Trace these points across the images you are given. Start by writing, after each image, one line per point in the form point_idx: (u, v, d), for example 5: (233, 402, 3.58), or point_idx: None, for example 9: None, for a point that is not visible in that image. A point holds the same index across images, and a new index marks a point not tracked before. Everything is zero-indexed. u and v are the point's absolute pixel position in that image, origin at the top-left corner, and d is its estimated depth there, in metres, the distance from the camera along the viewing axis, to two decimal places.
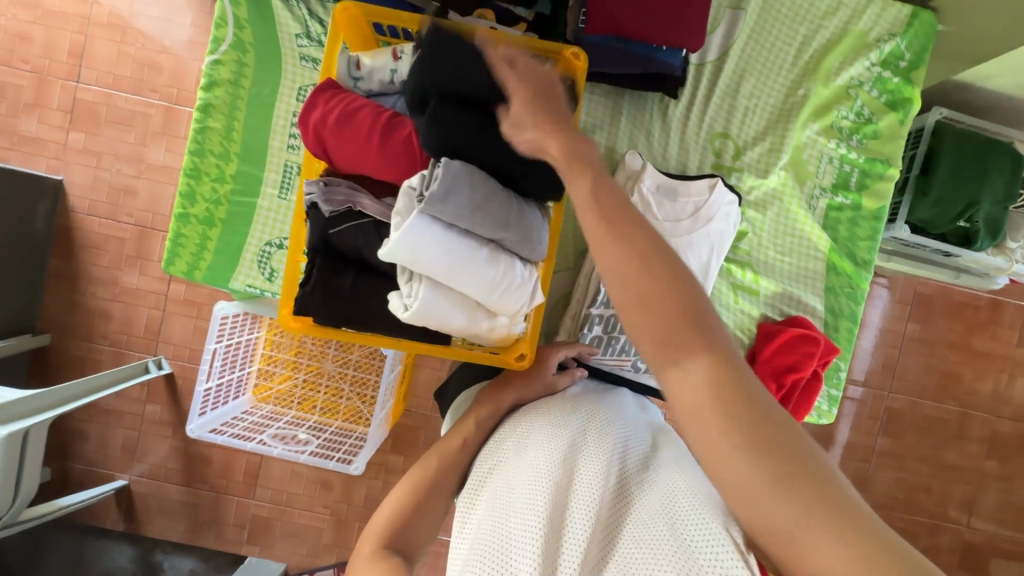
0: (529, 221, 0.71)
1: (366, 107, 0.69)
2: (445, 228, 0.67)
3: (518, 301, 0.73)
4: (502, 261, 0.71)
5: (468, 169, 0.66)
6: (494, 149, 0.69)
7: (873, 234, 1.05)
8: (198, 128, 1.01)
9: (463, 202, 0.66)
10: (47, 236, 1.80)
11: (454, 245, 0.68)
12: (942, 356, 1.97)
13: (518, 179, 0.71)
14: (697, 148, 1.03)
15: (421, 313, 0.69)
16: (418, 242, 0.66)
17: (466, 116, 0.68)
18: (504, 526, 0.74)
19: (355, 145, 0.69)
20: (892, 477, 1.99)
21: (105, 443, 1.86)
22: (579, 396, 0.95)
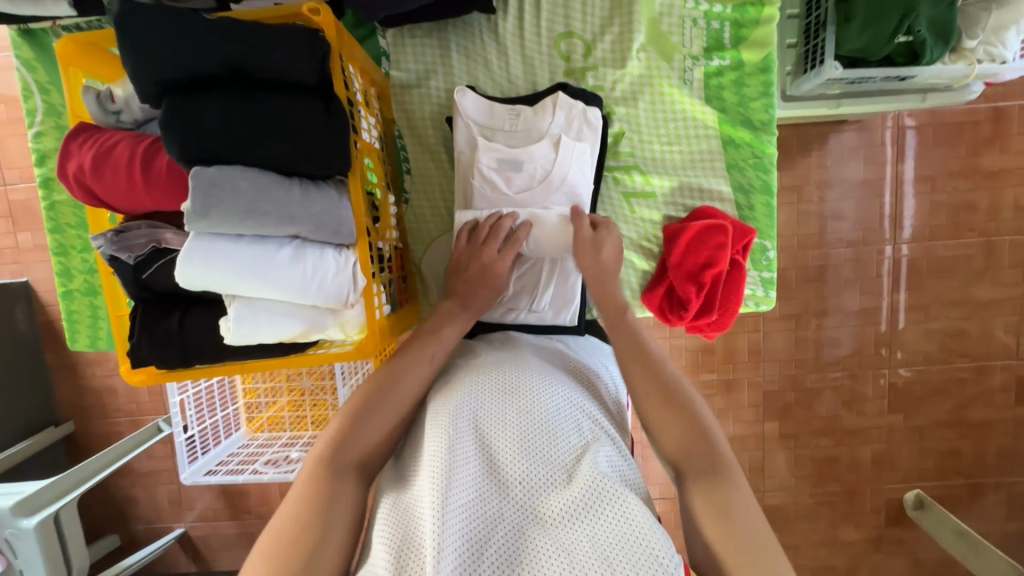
0: (323, 203, 0.69)
1: (122, 141, 0.65)
2: (232, 240, 0.65)
3: (344, 289, 0.71)
4: (309, 254, 0.69)
5: (227, 172, 0.62)
6: (251, 145, 0.64)
7: (766, 91, 0.93)
8: (47, 205, 1.01)
9: (233, 207, 0.63)
10: (36, 334, 1.91)
11: (247, 254, 0.66)
12: (948, 188, 1.76)
13: (297, 166, 0.67)
14: (542, 58, 0.94)
15: (243, 331, 0.68)
16: (205, 262, 0.64)
17: (202, 117, 0.61)
18: (415, 506, 0.71)
19: (119, 184, 0.65)
20: (921, 330, 1.84)
21: (154, 501, 2.01)
22: (515, 359, 0.91)
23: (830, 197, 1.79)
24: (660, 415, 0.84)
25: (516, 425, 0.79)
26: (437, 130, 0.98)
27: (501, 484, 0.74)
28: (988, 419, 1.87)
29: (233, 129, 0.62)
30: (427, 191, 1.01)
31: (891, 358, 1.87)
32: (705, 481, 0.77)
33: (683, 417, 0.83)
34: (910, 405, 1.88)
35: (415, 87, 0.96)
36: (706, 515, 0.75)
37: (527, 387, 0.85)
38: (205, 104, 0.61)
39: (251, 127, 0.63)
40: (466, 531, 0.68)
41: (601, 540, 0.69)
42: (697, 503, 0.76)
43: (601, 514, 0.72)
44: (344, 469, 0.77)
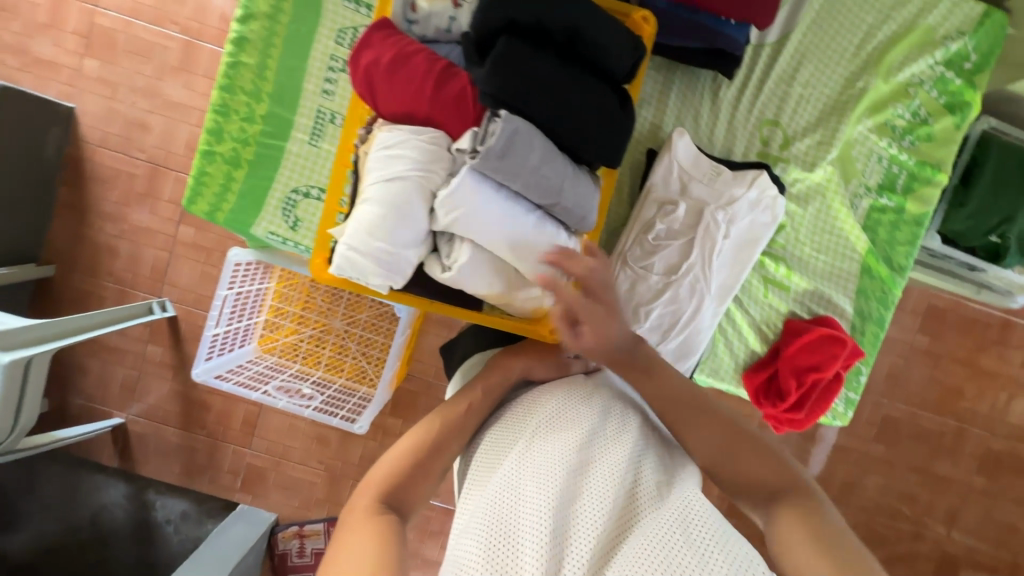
0: (582, 187, 0.74)
1: (421, 53, 0.73)
2: (494, 188, 0.72)
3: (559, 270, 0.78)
4: (548, 228, 0.75)
5: (527, 129, 0.70)
6: (552, 112, 0.71)
7: (912, 240, 1.02)
8: (230, 62, 0.98)
9: (519, 162, 0.69)
10: (57, 165, 1.75)
11: (504, 207, 0.71)
12: (947, 370, 1.97)
13: (573, 147, 0.73)
14: (744, 135, 1.01)
15: (460, 274, 0.74)
16: (468, 202, 0.70)
17: (529, 67, 0.69)
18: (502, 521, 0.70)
19: (409, 90, 0.73)
20: (882, 483, 2.01)
21: (104, 380, 1.85)
22: (599, 391, 0.90)
23: None
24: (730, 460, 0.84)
25: (605, 443, 0.78)
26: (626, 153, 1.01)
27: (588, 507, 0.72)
28: None
29: (545, 95, 0.70)
30: None
31: (848, 497, 2.02)
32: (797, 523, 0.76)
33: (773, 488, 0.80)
34: None
35: None
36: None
37: (611, 399, 0.87)
38: (533, 65, 0.69)
39: (557, 97, 0.70)
40: (556, 522, 0.67)
41: (698, 547, 0.66)
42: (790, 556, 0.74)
43: (691, 524, 0.69)
44: (403, 482, 0.82)
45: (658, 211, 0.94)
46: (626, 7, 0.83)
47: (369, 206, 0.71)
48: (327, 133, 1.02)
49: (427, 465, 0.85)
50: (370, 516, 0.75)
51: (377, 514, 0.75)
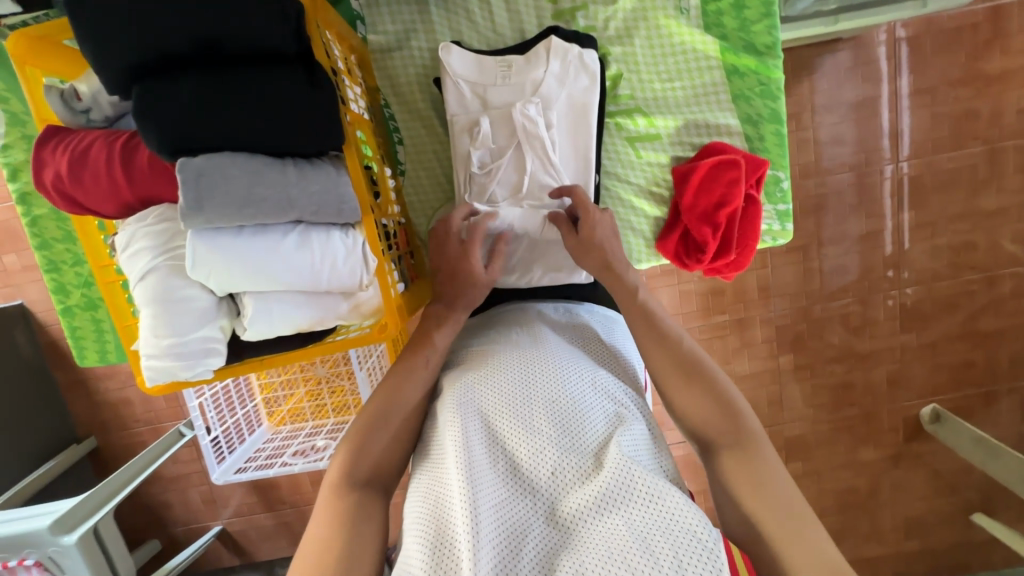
0: (319, 183, 0.71)
1: (96, 142, 0.70)
2: (233, 234, 0.69)
3: (356, 272, 0.76)
4: (314, 239, 0.73)
5: (217, 160, 0.65)
6: (248, 128, 0.66)
7: (767, 11, 0.88)
8: (29, 221, 0.98)
9: (227, 198, 0.65)
10: (41, 356, 1.88)
11: (254, 245, 0.70)
12: (950, 98, 1.71)
13: (288, 145, 0.69)
14: (528, 5, 0.90)
15: (260, 325, 0.73)
16: (213, 259, 0.68)
17: (183, 95, 0.63)
18: (444, 513, 0.72)
19: (104, 186, 0.70)
20: (929, 246, 1.83)
21: (188, 503, 2.04)
22: (529, 350, 0.88)
23: (827, 122, 1.74)
24: (684, 387, 0.87)
25: (541, 417, 0.79)
26: (424, 94, 0.94)
27: (526, 487, 0.75)
28: (999, 327, 1.88)
29: (230, 115, 0.65)
30: (422, 160, 0.98)
31: (900, 277, 1.86)
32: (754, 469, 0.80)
33: (738, 448, 0.82)
34: (921, 322, 1.89)
35: (396, 50, 0.91)
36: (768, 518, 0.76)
37: (548, 364, 0.86)
38: (196, 97, 0.63)
39: (244, 109, 0.65)
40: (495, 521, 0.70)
41: (636, 521, 0.69)
42: (750, 502, 0.78)
43: (632, 498, 0.71)
44: (372, 460, 0.82)
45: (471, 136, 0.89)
46: None
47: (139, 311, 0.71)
48: None
49: (385, 443, 0.83)
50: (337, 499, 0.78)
51: (348, 497, 0.78)
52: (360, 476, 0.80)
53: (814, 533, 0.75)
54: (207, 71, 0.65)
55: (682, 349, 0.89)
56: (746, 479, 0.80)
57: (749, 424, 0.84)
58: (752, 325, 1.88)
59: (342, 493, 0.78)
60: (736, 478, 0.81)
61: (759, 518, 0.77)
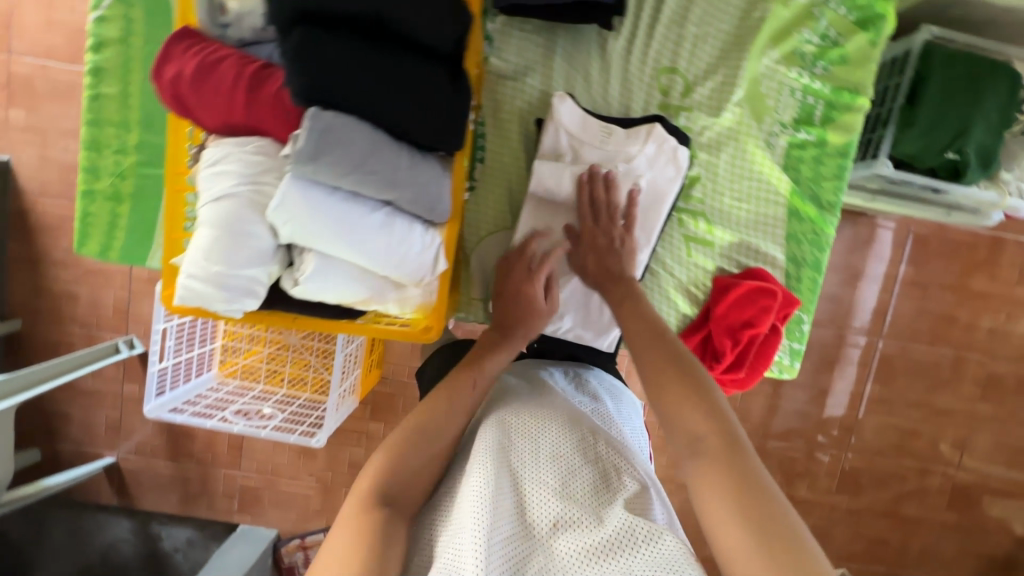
0: (424, 176, 0.71)
1: (230, 57, 0.70)
2: (327, 192, 0.69)
3: (422, 268, 0.75)
4: (397, 224, 0.73)
5: (344, 122, 0.66)
6: (380, 103, 0.67)
7: (839, 173, 0.96)
8: (92, 95, 0.95)
9: (341, 157, 0.66)
10: (3, 219, 1.76)
11: (342, 209, 0.69)
12: (937, 298, 1.88)
13: (408, 131, 0.70)
14: (642, 88, 0.95)
15: (312, 287, 0.71)
16: (300, 207, 0.67)
17: (333, 48, 0.64)
18: (454, 551, 0.74)
19: (221, 97, 0.69)
20: (882, 422, 1.95)
21: (89, 423, 1.88)
22: (543, 408, 0.92)
23: (830, 280, 1.87)
24: (662, 385, 0.81)
25: (548, 470, 0.82)
26: (520, 127, 0.97)
27: (528, 529, 0.78)
28: (919, 517, 2.00)
29: (369, 84, 0.66)
30: (495, 183, 1.00)
31: (848, 441, 1.97)
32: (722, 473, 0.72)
33: (719, 459, 0.73)
34: (854, 488, 1.99)
35: (510, 79, 0.95)
36: (734, 536, 0.67)
37: (559, 422, 0.90)
38: (345, 58, 0.64)
39: (381, 85, 0.66)
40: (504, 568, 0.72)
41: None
42: (718, 523, 0.69)
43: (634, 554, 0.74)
44: (398, 487, 0.80)
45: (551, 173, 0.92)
46: None
47: (199, 229, 0.70)
48: None
49: (413, 466, 0.82)
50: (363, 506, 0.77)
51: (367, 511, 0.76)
52: (388, 492, 0.78)
53: (804, 544, 0.66)
54: (364, 41, 0.66)
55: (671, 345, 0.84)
56: (726, 483, 0.71)
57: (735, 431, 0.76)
58: None
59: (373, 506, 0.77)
60: (704, 485, 0.72)
61: (723, 536, 0.68)
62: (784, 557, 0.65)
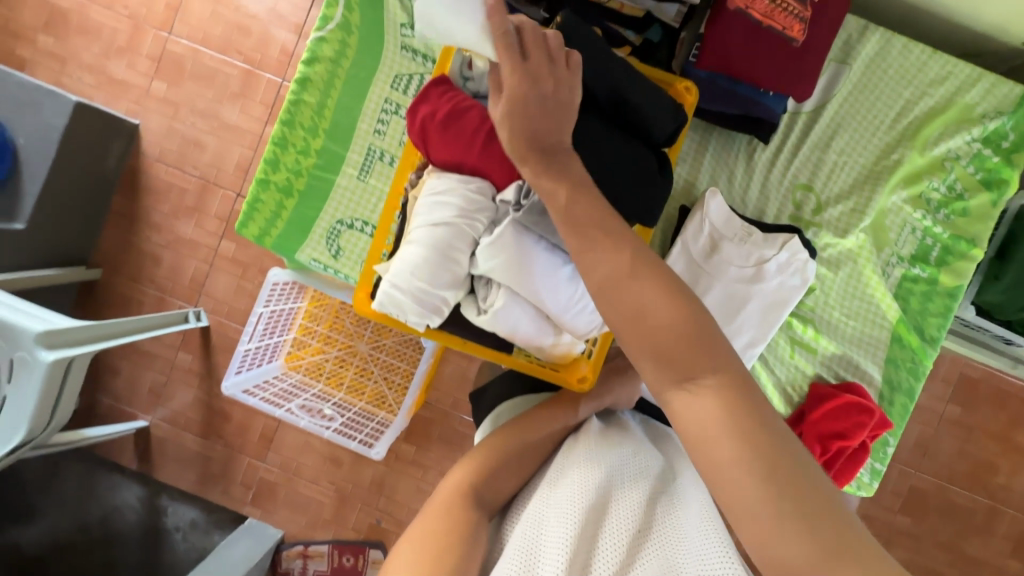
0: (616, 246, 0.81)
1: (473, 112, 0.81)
2: (535, 239, 0.78)
3: (590, 323, 0.82)
4: (581, 280, 0.81)
5: None
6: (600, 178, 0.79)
7: (944, 312, 1.01)
8: (293, 100, 1.06)
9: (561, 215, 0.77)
10: (117, 175, 1.87)
11: (545, 257, 0.78)
12: (981, 444, 1.89)
13: (614, 206, 0.81)
14: (777, 198, 1.03)
15: (498, 320, 0.81)
16: (516, 248, 0.77)
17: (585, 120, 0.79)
18: (532, 544, 0.71)
19: (458, 145, 0.81)
20: (906, 558, 1.92)
21: (134, 382, 1.92)
22: (625, 432, 0.93)
23: None
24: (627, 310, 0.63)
25: (632, 476, 0.80)
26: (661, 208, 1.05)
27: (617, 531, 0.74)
28: None
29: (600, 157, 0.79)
30: None
31: None
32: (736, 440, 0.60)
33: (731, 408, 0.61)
34: None
35: None
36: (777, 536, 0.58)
37: (642, 445, 0.90)
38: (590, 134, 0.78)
39: (606, 161, 0.79)
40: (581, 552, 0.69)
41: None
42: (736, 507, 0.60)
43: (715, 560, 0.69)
44: (489, 496, 0.83)
45: (692, 240, 0.96)
46: (669, 76, 0.86)
47: (415, 249, 0.78)
48: (374, 171, 1.11)
49: (500, 475, 0.85)
50: (453, 504, 0.78)
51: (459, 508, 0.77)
52: (479, 495, 0.81)
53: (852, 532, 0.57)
54: (603, 127, 0.80)
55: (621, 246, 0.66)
56: (744, 458, 0.59)
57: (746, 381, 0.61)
58: None
59: (463, 504, 0.79)
60: (711, 450, 0.61)
61: (751, 531, 0.59)
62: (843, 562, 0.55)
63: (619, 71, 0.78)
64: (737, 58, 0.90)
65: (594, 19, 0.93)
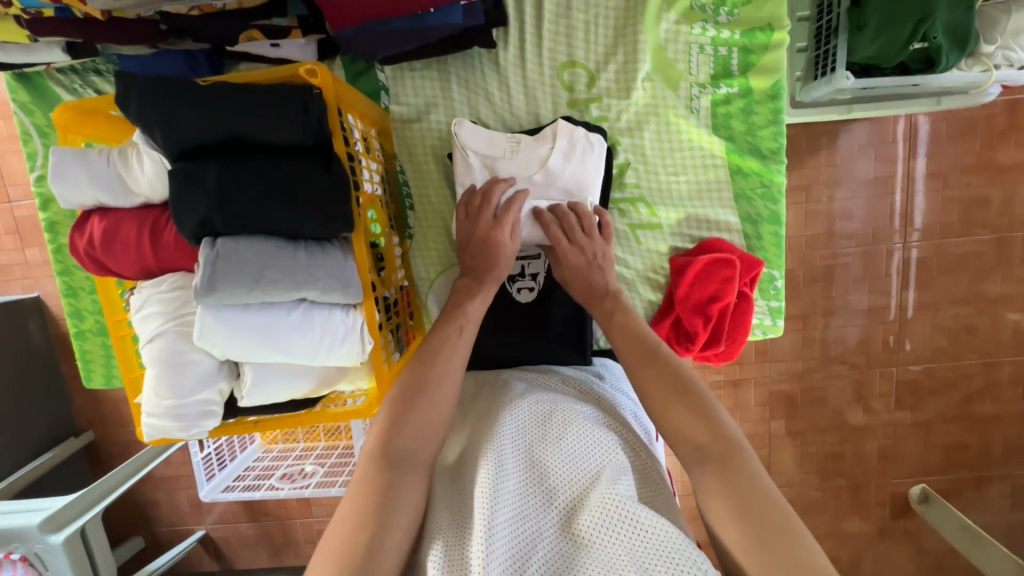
0: (325, 266, 0.83)
1: (127, 222, 0.84)
2: (241, 309, 0.83)
3: (345, 350, 0.88)
4: (312, 315, 0.86)
5: (236, 246, 0.78)
6: (271, 217, 0.78)
7: (773, 118, 1.03)
8: (55, 247, 1.15)
9: (239, 278, 0.78)
10: (50, 347, 1.94)
11: (260, 317, 0.84)
12: (962, 184, 1.73)
13: (300, 233, 0.82)
14: (547, 88, 1.03)
15: (258, 390, 0.87)
16: (226, 328, 0.82)
17: (208, 167, 0.76)
18: (457, 536, 0.78)
19: (130, 255, 0.85)
20: (930, 326, 1.83)
21: (175, 505, 2.08)
22: (548, 400, 0.98)
23: (838, 195, 1.75)
24: (665, 405, 0.88)
25: (553, 459, 0.87)
26: (436, 164, 1.06)
27: (541, 504, 0.83)
28: (995, 414, 1.87)
29: (256, 195, 0.77)
30: (429, 224, 1.09)
31: (898, 353, 1.86)
32: (684, 409, 0.87)
33: (688, 405, 0.87)
34: (916, 401, 1.88)
35: (416, 120, 1.04)
36: (723, 492, 0.78)
37: (563, 411, 0.95)
38: (242, 172, 0.77)
39: (268, 196, 0.78)
40: (501, 540, 0.77)
41: (636, 550, 0.76)
42: (707, 489, 0.80)
43: (624, 530, 0.78)
44: (403, 448, 0.84)
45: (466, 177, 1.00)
46: (289, 68, 0.79)
47: (146, 371, 0.85)
48: None
49: (411, 434, 0.86)
50: (368, 473, 0.82)
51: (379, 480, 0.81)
52: (393, 457, 0.83)
53: (778, 509, 0.75)
54: (258, 161, 0.78)
55: (662, 366, 0.92)
56: (700, 420, 0.85)
57: (693, 388, 0.88)
58: (746, 387, 1.90)
59: (377, 469, 0.81)
60: (674, 418, 0.87)
61: (706, 493, 0.80)
62: (758, 515, 0.75)
63: (216, 101, 0.74)
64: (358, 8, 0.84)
65: (241, 27, 0.90)
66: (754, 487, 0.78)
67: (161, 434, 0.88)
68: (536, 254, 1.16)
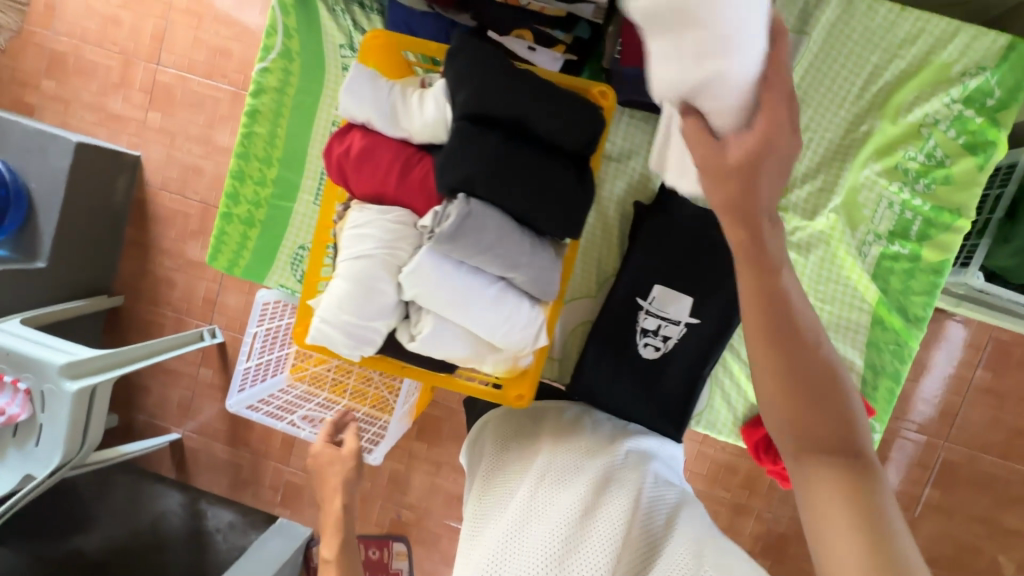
0: (540, 261, 0.97)
1: (383, 147, 0.98)
2: (454, 265, 0.95)
3: (524, 338, 1.00)
4: (508, 295, 0.98)
5: (483, 212, 0.92)
6: (520, 200, 0.94)
7: (929, 290, 1.12)
8: (247, 133, 1.23)
9: (473, 241, 0.92)
10: (126, 205, 1.97)
11: (467, 280, 0.96)
12: (1015, 411, 1.77)
13: (535, 221, 0.96)
14: None
15: (430, 342, 0.99)
16: (440, 280, 0.95)
17: (493, 137, 0.92)
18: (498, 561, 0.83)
19: (375, 175, 0.99)
20: (936, 530, 1.85)
21: (164, 399, 2.05)
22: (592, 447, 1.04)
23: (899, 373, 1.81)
24: (790, 399, 0.74)
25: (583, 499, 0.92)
26: (619, 204, 1.24)
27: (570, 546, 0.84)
28: None
29: (521, 176, 0.93)
30: (589, 250, 1.27)
31: None
32: (823, 413, 0.74)
33: (816, 396, 0.74)
34: None
35: (615, 160, 1.22)
36: (849, 533, 0.68)
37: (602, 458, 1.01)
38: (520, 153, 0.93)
39: (528, 182, 0.93)
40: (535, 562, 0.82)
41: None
42: (827, 520, 0.71)
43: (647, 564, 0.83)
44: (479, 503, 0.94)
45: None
46: (585, 85, 1.00)
47: (345, 279, 0.97)
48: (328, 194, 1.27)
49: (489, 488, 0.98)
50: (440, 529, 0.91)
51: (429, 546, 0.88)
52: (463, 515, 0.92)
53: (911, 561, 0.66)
54: (529, 150, 0.94)
55: (810, 348, 0.74)
56: (824, 424, 0.74)
57: (841, 378, 0.74)
58: None
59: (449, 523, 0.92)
60: (801, 412, 0.75)
61: (826, 516, 0.71)
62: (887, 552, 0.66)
63: (524, 87, 0.91)
64: (651, 50, 1.00)
65: (514, 24, 1.00)
66: (886, 528, 0.68)
67: (322, 342, 1.00)
68: (676, 321, 1.20)
